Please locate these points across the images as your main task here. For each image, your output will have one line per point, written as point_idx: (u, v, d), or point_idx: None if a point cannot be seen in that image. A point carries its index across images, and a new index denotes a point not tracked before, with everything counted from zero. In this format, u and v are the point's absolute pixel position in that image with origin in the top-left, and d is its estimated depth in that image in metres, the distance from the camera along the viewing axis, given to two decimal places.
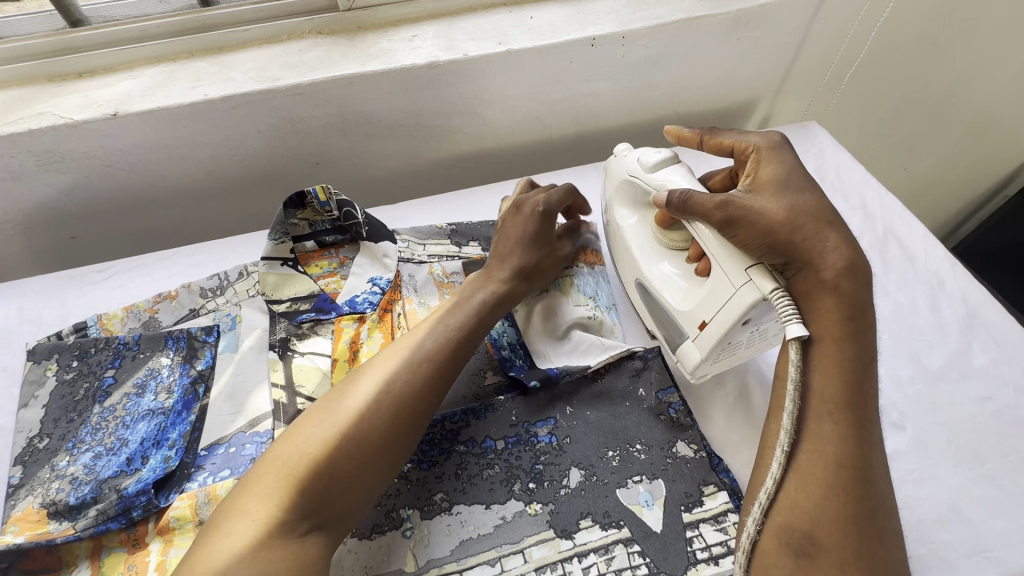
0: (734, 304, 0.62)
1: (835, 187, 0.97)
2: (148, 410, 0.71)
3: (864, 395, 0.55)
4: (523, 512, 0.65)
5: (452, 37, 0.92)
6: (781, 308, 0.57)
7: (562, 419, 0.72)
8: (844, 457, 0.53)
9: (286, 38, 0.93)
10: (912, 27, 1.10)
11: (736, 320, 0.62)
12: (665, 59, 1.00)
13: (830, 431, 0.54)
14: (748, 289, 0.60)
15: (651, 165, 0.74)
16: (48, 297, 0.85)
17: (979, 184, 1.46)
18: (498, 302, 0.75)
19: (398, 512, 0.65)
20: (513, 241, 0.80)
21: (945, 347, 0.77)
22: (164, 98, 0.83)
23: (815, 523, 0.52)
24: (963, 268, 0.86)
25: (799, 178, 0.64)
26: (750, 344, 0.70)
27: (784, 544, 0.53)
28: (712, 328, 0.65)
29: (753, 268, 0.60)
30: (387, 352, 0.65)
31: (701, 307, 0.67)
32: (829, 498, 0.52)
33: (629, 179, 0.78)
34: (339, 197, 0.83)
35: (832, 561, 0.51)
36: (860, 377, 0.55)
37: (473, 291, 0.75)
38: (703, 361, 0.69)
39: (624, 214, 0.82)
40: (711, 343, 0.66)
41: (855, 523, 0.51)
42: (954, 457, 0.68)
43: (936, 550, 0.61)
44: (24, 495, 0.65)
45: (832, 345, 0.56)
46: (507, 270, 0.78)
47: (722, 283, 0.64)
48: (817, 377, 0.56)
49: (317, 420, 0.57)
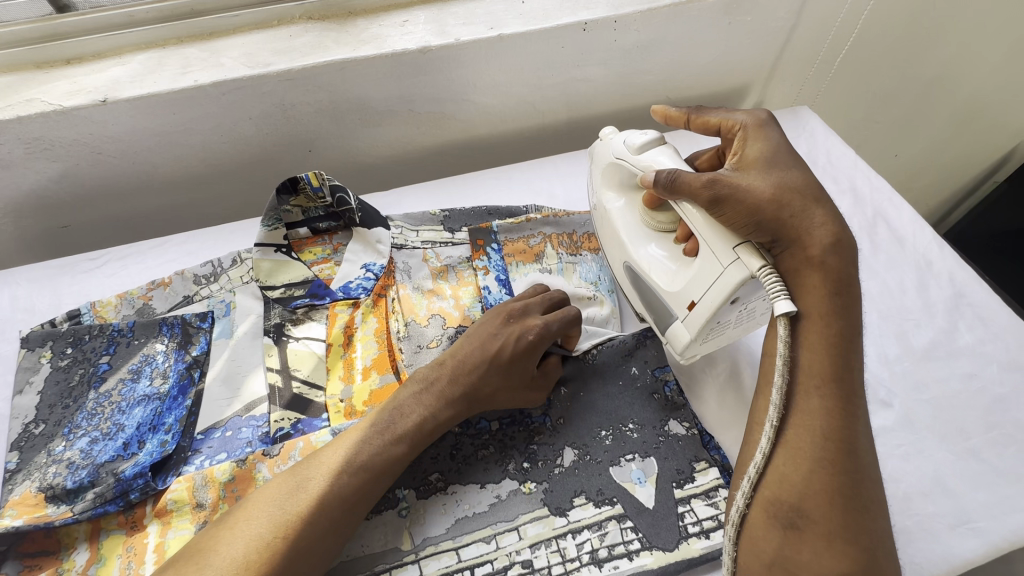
0: (723, 283, 0.63)
1: (825, 171, 0.98)
2: (144, 396, 0.71)
3: (854, 371, 0.55)
4: (518, 491, 0.66)
5: (444, 23, 0.92)
6: (769, 286, 0.58)
7: (556, 401, 0.73)
8: (832, 431, 0.54)
9: (276, 24, 0.92)
10: (901, 12, 1.10)
11: (725, 299, 0.63)
12: (658, 44, 1.01)
13: (819, 406, 0.55)
14: (736, 267, 0.61)
15: (637, 147, 0.75)
16: (40, 285, 0.84)
17: (969, 170, 1.47)
18: (436, 426, 0.66)
19: (393, 492, 0.66)
20: (477, 358, 0.69)
21: (932, 326, 0.78)
22: (155, 84, 0.83)
23: (802, 496, 0.53)
24: (951, 249, 0.87)
25: (786, 157, 0.64)
26: (738, 323, 0.70)
27: (773, 517, 0.54)
28: (702, 307, 0.66)
29: (741, 247, 0.61)
30: (305, 464, 0.61)
31: (691, 287, 0.67)
32: (816, 473, 0.53)
33: (617, 163, 0.78)
34: (331, 183, 0.83)
35: (819, 532, 0.52)
36: (848, 355, 0.56)
37: (414, 410, 0.66)
38: (692, 342, 0.69)
39: (612, 198, 0.82)
40: (701, 323, 0.66)
41: (841, 495, 0.52)
42: (939, 433, 0.69)
43: (921, 522, 0.63)
44: (21, 479, 0.65)
45: (820, 320, 0.57)
46: (457, 391, 0.67)
47: (711, 263, 0.64)
48: (804, 353, 0.57)
49: (230, 534, 0.55)
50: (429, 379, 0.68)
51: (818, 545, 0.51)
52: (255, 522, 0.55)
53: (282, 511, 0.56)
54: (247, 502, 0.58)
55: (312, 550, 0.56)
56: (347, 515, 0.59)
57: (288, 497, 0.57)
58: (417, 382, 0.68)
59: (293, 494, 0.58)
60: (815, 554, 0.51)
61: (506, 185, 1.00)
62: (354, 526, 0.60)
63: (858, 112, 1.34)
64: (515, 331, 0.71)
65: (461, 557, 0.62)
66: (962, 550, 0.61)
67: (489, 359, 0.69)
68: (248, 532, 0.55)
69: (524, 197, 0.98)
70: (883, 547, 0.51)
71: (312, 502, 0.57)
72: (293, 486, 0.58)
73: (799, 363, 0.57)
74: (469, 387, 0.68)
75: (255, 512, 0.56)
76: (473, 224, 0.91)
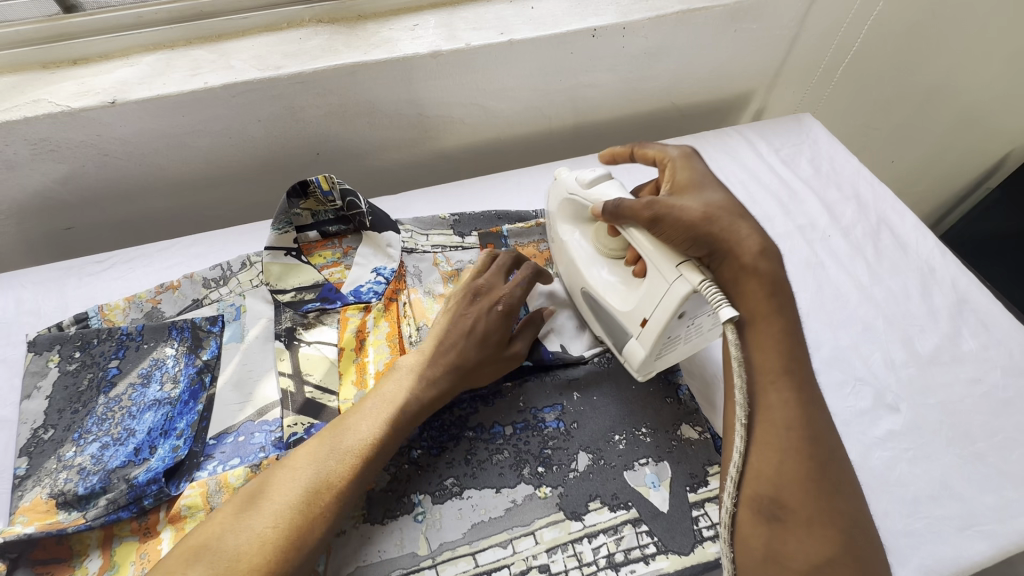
0: (670, 298, 0.63)
1: (828, 177, 0.99)
2: (155, 400, 0.71)
3: (801, 358, 0.57)
4: (533, 495, 0.66)
5: (454, 27, 0.92)
6: (712, 298, 0.58)
7: (569, 405, 0.73)
8: (793, 420, 0.55)
9: (286, 27, 0.92)
10: (900, 22, 1.12)
11: (673, 314, 0.63)
12: (664, 51, 1.02)
13: (777, 400, 0.56)
14: (679, 283, 0.62)
15: (588, 182, 0.76)
16: (46, 288, 0.83)
17: (963, 176, 1.50)
18: (422, 407, 0.66)
19: (410, 497, 0.66)
20: (456, 334, 0.71)
21: (936, 331, 0.80)
22: (165, 86, 0.82)
23: (780, 488, 0.54)
24: (953, 256, 0.88)
25: (714, 182, 0.68)
26: (689, 338, 0.70)
27: (756, 512, 0.55)
28: (652, 323, 0.66)
29: (683, 265, 0.62)
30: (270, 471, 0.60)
31: (640, 305, 0.68)
32: (786, 463, 0.54)
33: (569, 198, 0.79)
34: (342, 187, 0.83)
35: (800, 519, 0.52)
36: (795, 345, 0.58)
37: (399, 392, 0.66)
38: (647, 358, 0.69)
39: (567, 230, 0.82)
40: (654, 339, 0.67)
41: (812, 481, 0.53)
42: (946, 437, 0.70)
43: (930, 525, 0.64)
44: (31, 486, 0.64)
45: (763, 317, 0.59)
46: (441, 370, 0.68)
47: (656, 281, 0.65)
48: (756, 350, 0.58)
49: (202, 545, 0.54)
50: (414, 363, 0.69)
51: (802, 533, 0.52)
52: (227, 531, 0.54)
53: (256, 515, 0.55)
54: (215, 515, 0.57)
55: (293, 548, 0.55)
56: (334, 506, 0.58)
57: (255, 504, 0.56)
58: (400, 367, 0.69)
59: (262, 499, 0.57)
60: (801, 542, 0.52)
61: (515, 189, 1.00)
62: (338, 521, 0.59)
63: (857, 119, 1.36)
64: (485, 304, 0.74)
65: (478, 561, 0.62)
66: (971, 553, 0.62)
67: (467, 333, 0.71)
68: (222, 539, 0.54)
69: (532, 202, 0.99)
70: (862, 525, 0.53)
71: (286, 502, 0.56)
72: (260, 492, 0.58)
73: (754, 361, 0.57)
74: (451, 364, 0.69)
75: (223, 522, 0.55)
76: (483, 228, 0.92)
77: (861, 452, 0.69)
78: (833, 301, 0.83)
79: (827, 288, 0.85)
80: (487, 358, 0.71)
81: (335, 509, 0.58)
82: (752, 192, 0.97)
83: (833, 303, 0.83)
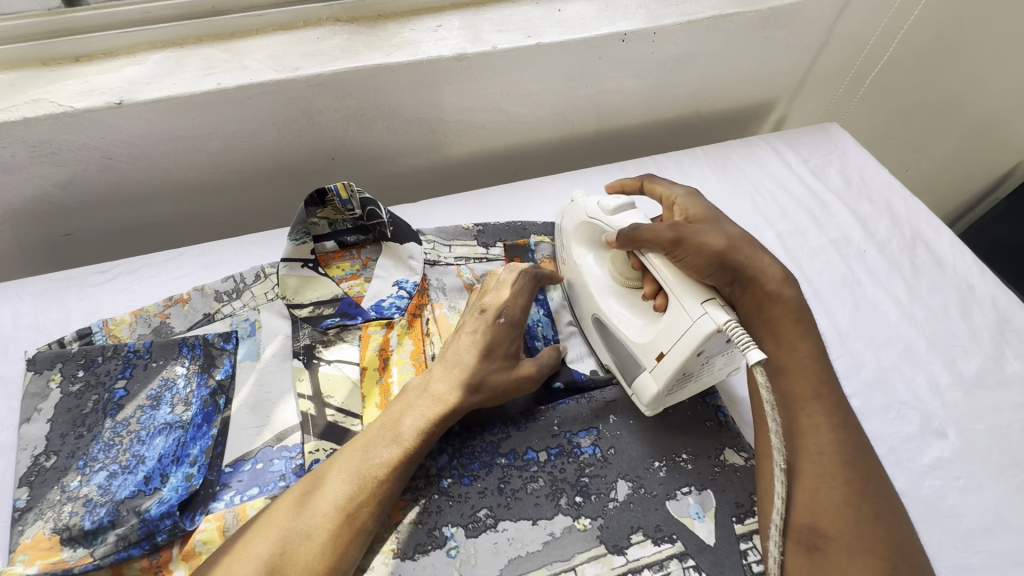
0: (692, 335, 0.60)
1: (859, 190, 0.97)
2: (165, 424, 0.66)
3: (829, 382, 0.59)
4: (572, 528, 0.62)
5: (479, 29, 0.88)
6: (736, 337, 0.56)
7: (605, 429, 0.70)
8: (826, 446, 0.55)
9: (301, 26, 0.88)
10: (928, 30, 1.10)
11: (693, 352, 0.60)
12: (693, 57, 0.98)
13: (806, 425, 0.57)
14: (703, 321, 0.59)
15: (611, 208, 0.74)
16: (45, 300, 0.78)
17: (970, 187, 1.45)
18: (435, 426, 0.63)
19: (441, 530, 0.61)
20: (464, 351, 0.69)
21: (980, 353, 0.78)
22: (175, 86, 0.77)
23: (816, 514, 0.52)
24: (991, 273, 0.86)
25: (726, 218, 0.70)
26: (702, 378, 0.67)
27: (794, 543, 0.52)
28: (669, 359, 0.63)
29: (709, 302, 0.60)
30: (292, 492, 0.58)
31: (658, 339, 0.65)
32: (819, 487, 0.53)
33: (590, 221, 0.76)
34: (362, 196, 0.79)
35: (840, 548, 0.50)
36: (821, 371, 0.60)
37: (410, 412, 0.64)
38: (659, 395, 0.65)
39: (581, 254, 0.79)
40: (669, 375, 0.63)
41: (848, 505, 0.52)
42: (996, 465, 0.68)
43: (987, 559, 0.61)
44: (33, 519, 0.59)
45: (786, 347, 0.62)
46: (451, 387, 0.66)
47: (678, 316, 0.62)
48: (781, 380, 0.61)
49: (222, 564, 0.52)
50: (423, 383, 0.67)
51: (844, 562, 0.49)
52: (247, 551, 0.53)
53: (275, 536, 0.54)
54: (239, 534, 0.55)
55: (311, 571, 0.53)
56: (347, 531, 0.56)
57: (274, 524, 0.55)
58: (411, 387, 0.67)
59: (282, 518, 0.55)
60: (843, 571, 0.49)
61: (538, 198, 0.96)
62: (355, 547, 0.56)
63: (873, 128, 1.32)
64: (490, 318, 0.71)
65: None
66: None
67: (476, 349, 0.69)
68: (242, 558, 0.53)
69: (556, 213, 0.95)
70: (911, 554, 0.49)
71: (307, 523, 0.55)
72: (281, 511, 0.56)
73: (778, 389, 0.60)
74: (462, 381, 0.66)
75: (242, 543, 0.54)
76: (508, 239, 0.88)
77: (911, 481, 0.66)
78: (873, 320, 0.81)
79: (866, 306, 0.83)
80: (498, 372, 0.68)
81: (351, 533, 0.56)
82: (782, 205, 0.95)
83: (873, 322, 0.81)
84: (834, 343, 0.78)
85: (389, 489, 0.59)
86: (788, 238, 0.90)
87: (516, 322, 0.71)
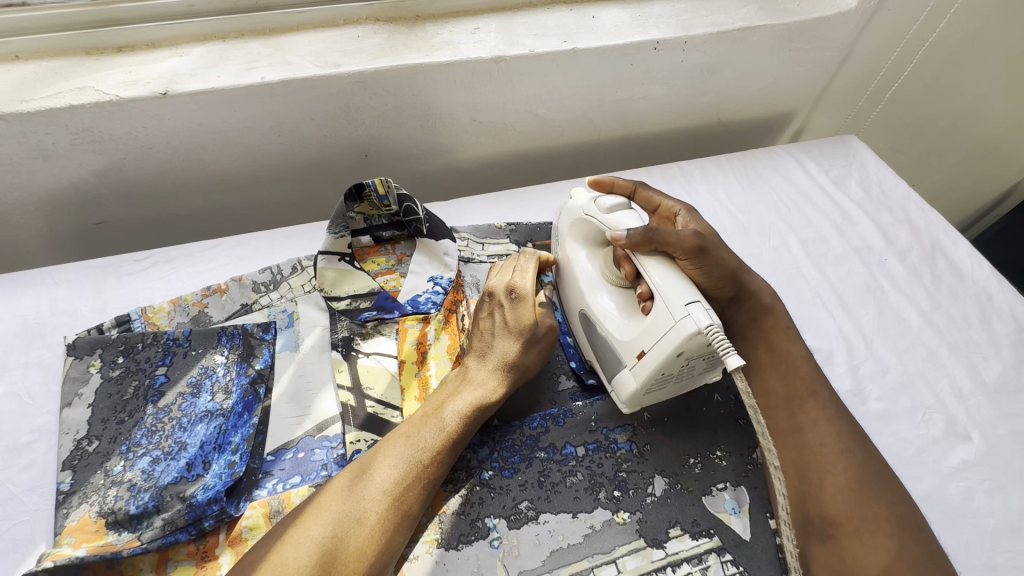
0: (673, 337, 0.59)
1: (880, 201, 1.00)
2: (206, 412, 0.66)
3: (817, 379, 0.63)
4: (612, 521, 0.63)
5: (516, 33, 0.90)
6: (717, 343, 0.56)
7: (640, 426, 0.71)
8: (824, 438, 0.59)
9: (342, 24, 0.89)
10: (944, 49, 1.12)
11: (671, 351, 0.59)
12: (720, 67, 1.01)
13: (805, 420, 0.60)
14: (685, 321, 0.58)
15: (607, 207, 0.71)
16: (84, 287, 0.79)
17: (973, 203, 1.45)
18: (477, 413, 0.64)
19: (484, 521, 0.62)
20: (489, 336, 0.70)
21: (1000, 359, 0.80)
22: (219, 79, 0.78)
23: (824, 503, 0.56)
24: (1009, 284, 0.89)
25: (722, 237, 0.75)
26: (681, 380, 0.67)
27: (809, 534, 0.56)
28: (649, 357, 0.62)
29: (693, 304, 0.58)
30: (335, 483, 0.58)
31: (641, 337, 0.63)
32: (824, 477, 0.57)
33: (584, 219, 0.74)
34: (399, 192, 0.79)
35: (852, 532, 0.54)
36: (809, 369, 0.64)
37: (451, 398, 0.65)
38: (637, 393, 0.65)
39: (574, 249, 0.77)
40: (648, 374, 0.62)
41: (853, 491, 0.55)
42: (1020, 469, 0.70)
43: (1015, 559, 0.63)
44: (78, 503, 0.60)
45: (773, 351, 0.67)
46: (488, 372, 0.67)
47: (662, 316, 0.61)
48: (770, 379, 0.65)
49: (278, 552, 0.52)
50: (464, 373, 0.68)
51: (858, 546, 0.53)
52: (300, 540, 0.53)
53: (328, 526, 0.54)
54: (289, 524, 0.55)
55: (359, 556, 0.53)
56: (400, 516, 0.56)
57: (327, 512, 0.55)
58: (452, 378, 0.68)
59: (333, 507, 0.55)
60: (858, 555, 0.52)
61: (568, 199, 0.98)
62: (406, 534, 0.57)
63: (879, 143, 1.33)
64: (505, 298, 0.71)
65: None
66: None
67: (503, 332, 0.70)
68: (298, 545, 0.52)
69: None
70: (916, 526, 0.53)
71: (361, 512, 0.55)
72: (329, 499, 0.56)
73: (775, 390, 0.63)
74: (495, 366, 0.68)
75: (294, 533, 0.54)
76: (539, 239, 0.90)
77: (938, 482, 0.68)
78: (896, 327, 0.83)
79: (889, 313, 0.85)
80: (526, 353, 0.69)
81: (404, 518, 0.57)
82: (806, 213, 0.97)
83: (896, 329, 0.83)
84: (860, 347, 0.80)
85: (432, 474, 0.60)
86: (812, 246, 0.93)
87: (528, 302, 0.71)
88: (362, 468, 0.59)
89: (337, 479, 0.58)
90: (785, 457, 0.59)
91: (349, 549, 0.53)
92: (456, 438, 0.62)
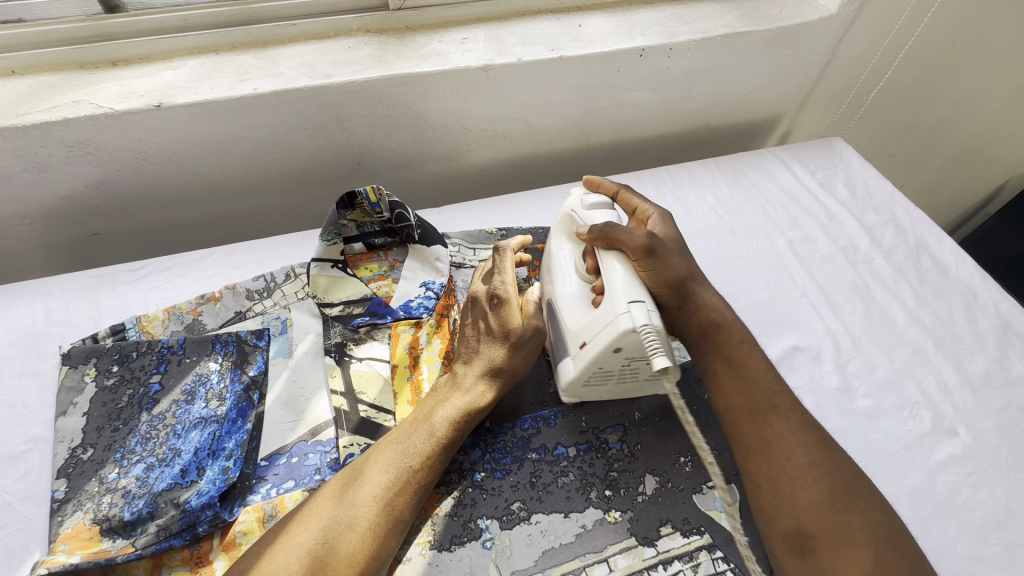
0: (608, 330, 0.60)
1: (865, 201, 1.01)
2: (200, 418, 0.66)
3: (779, 389, 0.64)
4: (603, 520, 0.64)
5: (504, 42, 0.92)
6: (647, 342, 0.58)
7: (631, 426, 0.71)
8: (792, 451, 0.59)
9: (333, 35, 0.90)
10: (925, 53, 1.14)
11: (607, 345, 0.60)
12: (705, 72, 1.03)
13: (771, 434, 0.61)
14: (623, 317, 0.59)
15: (590, 204, 0.73)
16: (79, 297, 0.79)
17: (961, 204, 1.47)
18: (465, 420, 0.65)
19: (476, 522, 0.63)
20: (473, 342, 0.71)
21: (985, 355, 0.81)
22: (211, 91, 0.80)
23: (798, 516, 0.56)
24: (994, 281, 0.90)
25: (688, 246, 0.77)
26: (627, 378, 0.68)
27: (787, 549, 0.56)
28: (589, 348, 0.63)
29: (634, 303, 0.59)
30: (323, 494, 0.58)
31: (585, 327, 0.64)
32: (796, 491, 0.57)
33: (570, 214, 0.75)
34: (390, 199, 0.80)
35: (827, 546, 0.54)
36: (770, 379, 0.65)
37: (439, 405, 0.66)
38: (574, 381, 0.67)
39: (558, 243, 0.75)
40: (586, 364, 0.64)
41: (824, 503, 0.56)
42: (1006, 462, 0.71)
43: (1003, 551, 0.64)
44: (72, 510, 0.60)
45: (739, 358, 0.67)
46: (474, 380, 0.68)
47: (606, 309, 0.62)
48: (736, 394, 0.65)
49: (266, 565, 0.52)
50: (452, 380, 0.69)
51: (835, 559, 0.53)
52: (289, 551, 0.53)
53: (319, 535, 0.54)
54: (279, 534, 0.55)
55: (350, 562, 0.54)
56: (389, 522, 0.57)
57: (316, 524, 0.55)
58: (440, 386, 0.69)
59: (323, 517, 0.56)
60: (835, 567, 0.53)
61: (558, 203, 0.99)
62: (395, 541, 0.57)
63: (866, 145, 1.35)
64: (489, 305, 0.71)
65: None
66: None
67: (490, 338, 0.70)
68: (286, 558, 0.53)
69: None
70: (893, 533, 0.54)
71: (351, 521, 0.56)
72: (318, 511, 0.56)
73: (739, 405, 0.64)
74: (480, 373, 0.68)
75: (284, 544, 0.54)
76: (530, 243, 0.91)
77: (926, 476, 0.69)
78: (883, 325, 0.84)
79: (876, 310, 0.86)
80: (513, 360, 0.69)
81: (393, 525, 0.57)
82: (792, 213, 0.99)
83: (883, 327, 0.84)
84: (847, 346, 0.81)
85: (422, 481, 0.60)
86: (799, 246, 0.94)
87: (510, 307, 0.70)
88: (352, 476, 0.59)
89: (323, 491, 0.59)
90: (757, 471, 0.60)
91: (338, 557, 0.54)
92: (442, 448, 0.62)
